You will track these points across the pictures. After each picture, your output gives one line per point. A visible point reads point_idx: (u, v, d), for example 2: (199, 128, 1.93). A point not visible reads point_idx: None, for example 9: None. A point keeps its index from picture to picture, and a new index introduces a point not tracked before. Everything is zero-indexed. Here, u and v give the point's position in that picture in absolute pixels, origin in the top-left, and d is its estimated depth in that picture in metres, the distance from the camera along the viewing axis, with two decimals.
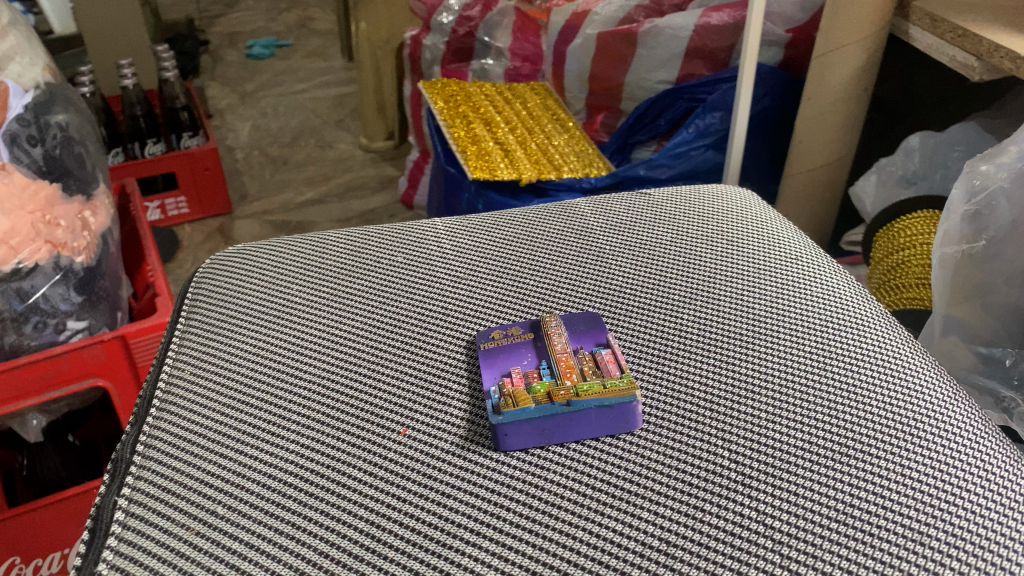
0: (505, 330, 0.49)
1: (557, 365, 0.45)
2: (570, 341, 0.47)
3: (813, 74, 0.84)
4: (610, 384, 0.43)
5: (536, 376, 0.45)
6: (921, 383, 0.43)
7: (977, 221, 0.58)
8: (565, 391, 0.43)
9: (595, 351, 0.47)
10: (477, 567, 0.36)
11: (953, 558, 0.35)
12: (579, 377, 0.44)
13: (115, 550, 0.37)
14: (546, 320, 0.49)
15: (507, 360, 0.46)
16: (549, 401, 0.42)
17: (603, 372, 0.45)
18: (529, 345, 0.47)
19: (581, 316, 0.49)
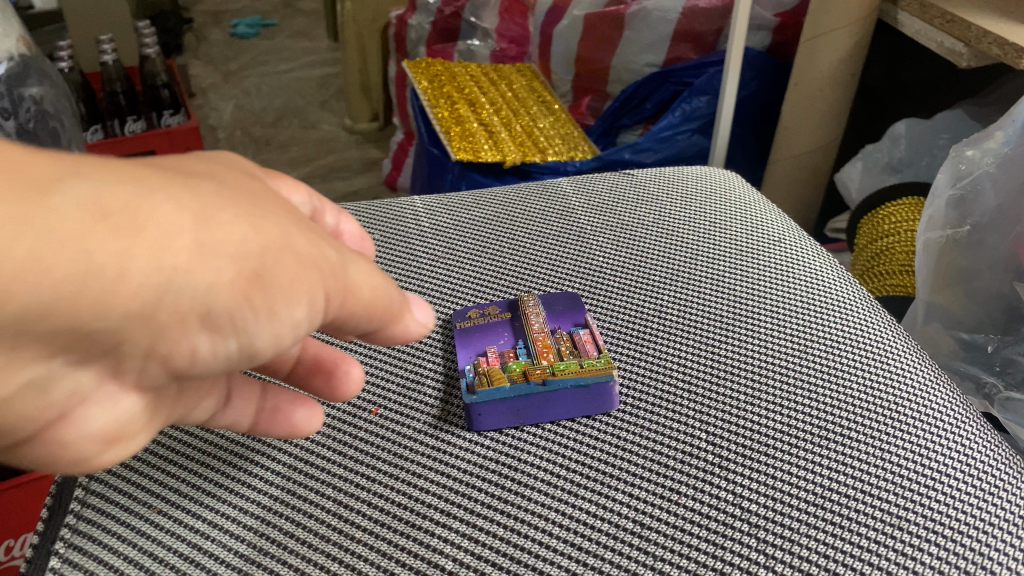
0: (482, 309, 0.47)
1: (534, 344, 0.44)
2: (548, 321, 0.46)
3: (800, 59, 0.83)
4: (587, 364, 0.42)
5: (512, 355, 0.44)
6: (904, 367, 0.43)
7: (961, 206, 0.58)
8: (541, 370, 0.42)
9: (574, 331, 0.46)
10: (445, 548, 0.35)
11: (932, 543, 0.34)
12: (556, 358, 0.43)
13: (73, 529, 0.36)
14: (523, 299, 0.48)
15: (483, 340, 0.45)
16: (525, 379, 0.41)
17: (581, 353, 0.44)
18: (507, 325, 0.46)
19: (559, 295, 0.49)
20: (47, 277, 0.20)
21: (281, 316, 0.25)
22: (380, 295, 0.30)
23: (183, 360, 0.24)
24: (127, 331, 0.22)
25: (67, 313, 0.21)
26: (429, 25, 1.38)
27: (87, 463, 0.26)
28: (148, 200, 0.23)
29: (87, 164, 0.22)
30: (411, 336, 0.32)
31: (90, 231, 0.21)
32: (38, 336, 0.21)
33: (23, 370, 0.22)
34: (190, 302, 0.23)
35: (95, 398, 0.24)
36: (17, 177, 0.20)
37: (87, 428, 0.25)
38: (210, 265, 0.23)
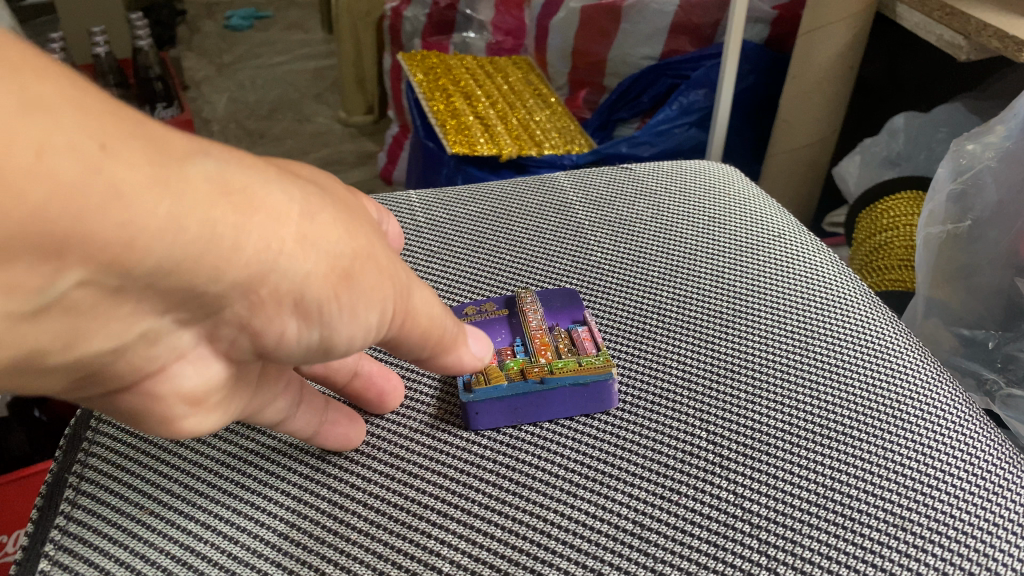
0: (478, 305, 0.47)
1: (532, 342, 0.43)
2: (546, 318, 0.46)
3: (797, 54, 0.82)
4: (586, 363, 0.41)
5: (509, 353, 0.43)
6: (906, 365, 0.42)
7: (962, 201, 0.57)
8: (539, 369, 0.41)
9: (573, 328, 0.45)
10: (442, 550, 0.34)
11: (936, 544, 0.34)
12: (554, 356, 0.42)
13: (63, 530, 0.35)
14: (520, 296, 0.47)
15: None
16: (523, 377, 0.41)
17: (579, 350, 0.43)
18: (504, 322, 0.46)
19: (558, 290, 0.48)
20: (175, 241, 0.23)
21: (359, 315, 0.29)
22: (438, 325, 0.34)
23: (271, 338, 0.28)
24: (227, 296, 0.25)
25: (185, 274, 0.24)
26: (425, 17, 1.36)
27: (170, 426, 0.29)
28: (262, 187, 0.26)
29: (214, 148, 0.25)
30: (463, 366, 0.37)
31: (215, 206, 0.24)
32: (155, 291, 0.24)
33: (134, 323, 0.25)
34: (287, 286, 0.26)
35: (190, 357, 0.28)
36: (161, 149, 0.23)
37: (179, 385, 0.28)
38: (309, 258, 0.26)
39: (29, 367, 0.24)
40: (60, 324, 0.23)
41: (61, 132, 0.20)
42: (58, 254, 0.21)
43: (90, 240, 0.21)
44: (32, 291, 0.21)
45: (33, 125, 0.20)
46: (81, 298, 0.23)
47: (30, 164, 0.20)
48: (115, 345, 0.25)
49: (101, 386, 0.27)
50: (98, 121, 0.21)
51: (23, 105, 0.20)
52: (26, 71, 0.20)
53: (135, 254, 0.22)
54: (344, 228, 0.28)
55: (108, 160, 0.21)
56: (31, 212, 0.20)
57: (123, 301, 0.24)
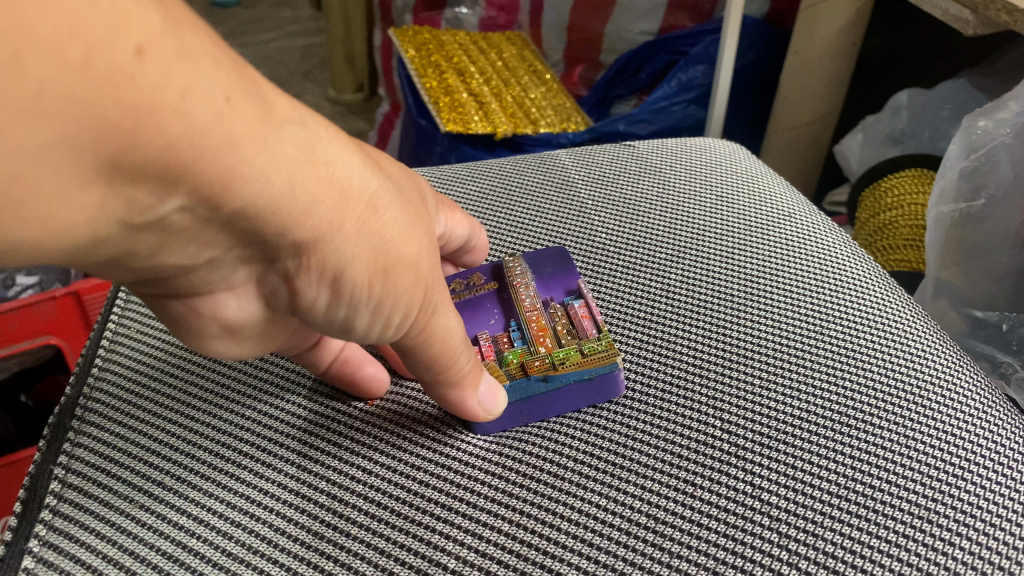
0: (466, 280, 0.44)
1: (529, 327, 0.42)
2: (540, 296, 0.44)
3: (800, 27, 0.80)
4: (590, 354, 0.39)
5: (507, 342, 0.41)
6: (926, 349, 0.41)
7: (975, 177, 0.56)
8: (540, 363, 0.39)
9: (567, 303, 0.43)
10: (448, 546, 0.33)
11: (963, 538, 0.32)
12: (554, 344, 0.40)
13: (49, 525, 0.33)
14: (510, 268, 0.45)
15: (469, 320, 0.43)
16: (524, 374, 0.39)
17: (581, 334, 0.41)
18: (493, 298, 0.44)
19: (547, 250, 0.47)
20: (265, 187, 0.24)
21: (385, 308, 0.29)
22: (454, 359, 0.34)
23: (305, 300, 0.29)
24: (281, 248, 0.26)
25: (260, 220, 0.24)
26: None
27: (202, 338, 0.33)
28: (345, 168, 0.26)
29: (311, 121, 0.25)
30: (465, 413, 0.36)
31: (299, 175, 0.24)
32: (238, 227, 0.25)
33: (209, 253, 0.26)
34: (334, 258, 0.27)
35: (237, 291, 0.29)
36: (267, 111, 0.24)
37: (220, 309, 0.30)
38: (359, 244, 0.27)
39: (118, 264, 0.25)
40: (154, 240, 0.24)
41: (202, 80, 0.21)
42: (173, 181, 0.22)
43: (199, 177, 0.22)
44: (143, 208, 0.22)
45: (185, 70, 0.21)
46: (179, 222, 0.24)
47: (174, 104, 0.21)
48: (186, 266, 0.26)
49: (158, 289, 0.29)
50: (229, 78, 0.22)
51: (178, 52, 0.21)
52: (182, 25, 0.21)
53: (231, 194, 0.23)
54: (402, 229, 0.29)
55: (230, 111, 0.22)
56: (165, 146, 0.21)
57: (208, 233, 0.25)
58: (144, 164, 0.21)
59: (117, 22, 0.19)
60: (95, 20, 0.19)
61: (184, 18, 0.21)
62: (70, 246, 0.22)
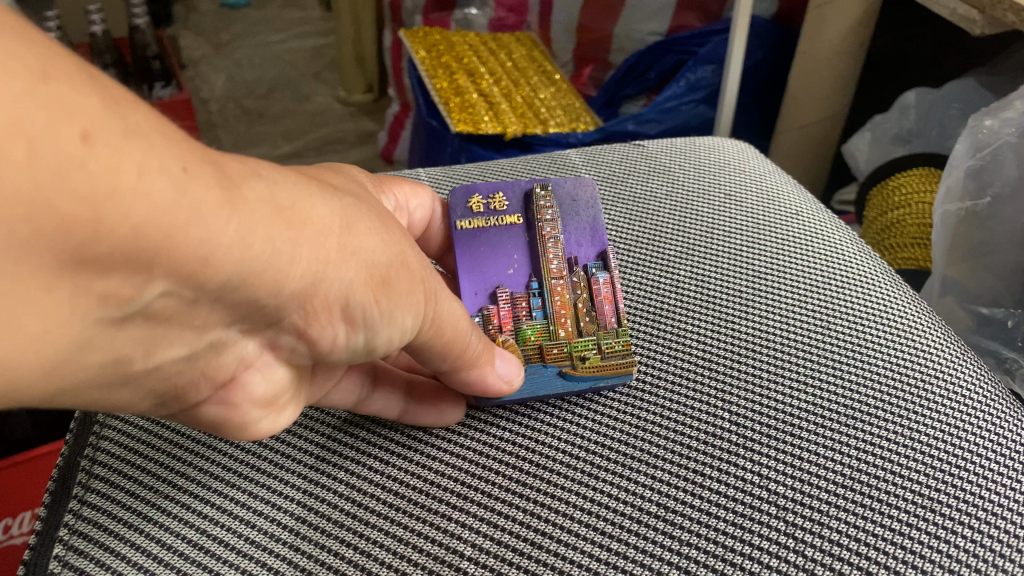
0: (487, 198, 0.45)
1: (552, 302, 0.43)
2: (567, 250, 0.44)
3: (807, 27, 0.80)
4: (608, 360, 0.41)
5: (525, 307, 0.43)
6: (930, 343, 0.42)
7: (981, 176, 0.57)
8: (558, 351, 0.42)
9: (591, 269, 0.44)
10: (466, 534, 0.34)
11: (965, 526, 0.33)
12: (573, 332, 0.42)
13: (78, 514, 0.34)
14: (538, 206, 0.44)
15: (489, 260, 0.44)
16: (540, 361, 0.41)
17: (601, 324, 0.42)
18: (518, 237, 0.44)
19: (579, 187, 0.46)
20: (243, 255, 0.24)
21: (398, 318, 0.32)
22: (465, 341, 0.36)
23: (325, 342, 0.31)
24: (286, 306, 0.28)
25: (252, 286, 0.26)
26: None
27: (247, 429, 0.34)
28: (308, 203, 0.27)
29: (262, 169, 0.27)
30: (490, 389, 0.38)
31: (274, 226, 0.25)
32: (225, 302, 0.26)
33: (207, 332, 0.27)
34: (335, 291, 0.28)
35: (257, 366, 0.31)
36: (224, 173, 0.24)
37: (252, 392, 0.32)
38: (352, 269, 0.29)
39: (117, 375, 0.26)
40: (138, 333, 0.25)
41: (156, 156, 0.22)
42: (146, 267, 0.23)
43: (172, 259, 0.23)
44: (120, 301, 0.23)
45: (134, 150, 0.21)
46: (164, 308, 0.25)
47: (132, 185, 0.21)
48: (188, 352, 0.28)
49: (182, 403, 0.30)
50: (180, 149, 0.23)
51: (124, 130, 0.21)
52: (124, 105, 0.22)
53: (207, 271, 0.24)
54: (380, 238, 0.30)
55: (189, 181, 0.23)
56: (130, 232, 0.22)
57: (196, 313, 0.26)
58: (116, 250, 0.22)
59: (59, 113, 0.20)
60: (39, 114, 0.19)
61: (126, 97, 0.22)
62: (60, 349, 0.23)
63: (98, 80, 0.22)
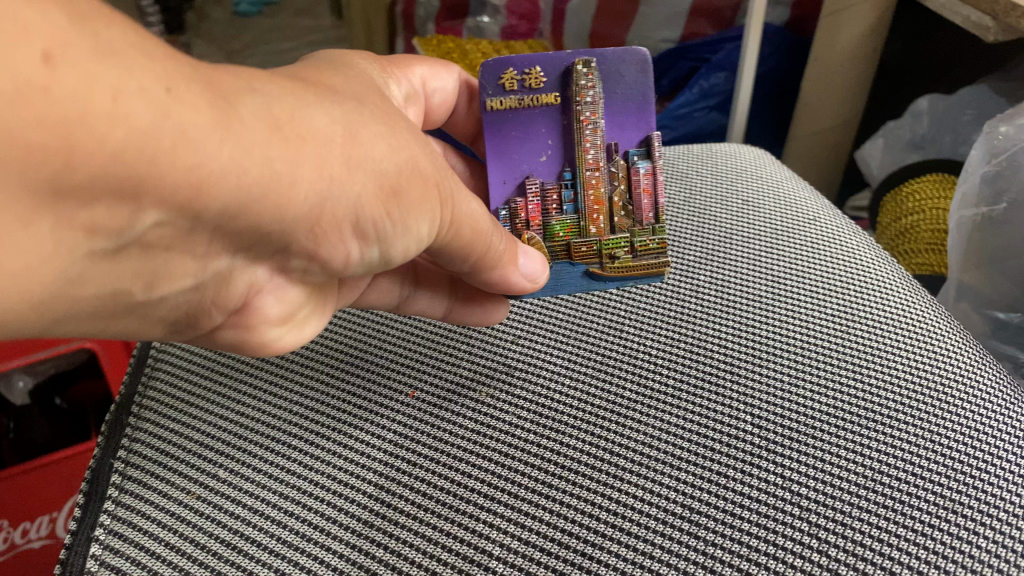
0: (522, 75, 0.43)
1: (585, 196, 0.44)
2: (607, 135, 0.44)
3: (822, 32, 0.80)
4: (639, 260, 0.45)
5: (556, 199, 0.44)
6: (949, 347, 0.42)
7: (995, 183, 0.57)
8: (586, 249, 0.45)
9: (632, 158, 0.44)
10: (493, 533, 0.34)
11: (987, 527, 0.33)
12: (606, 228, 0.45)
13: (113, 515, 0.35)
14: (578, 87, 0.43)
15: (520, 146, 0.44)
16: (567, 259, 0.45)
17: (637, 219, 0.45)
18: (553, 119, 0.43)
19: (628, 61, 0.43)
20: (242, 178, 0.25)
21: (411, 228, 0.33)
22: (488, 241, 0.38)
23: (338, 260, 0.32)
24: (294, 232, 0.29)
25: (254, 213, 0.27)
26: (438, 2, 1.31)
27: (270, 347, 0.37)
28: (304, 113, 0.27)
29: (260, 82, 0.26)
30: (513, 284, 0.41)
31: (270, 144, 0.25)
32: (225, 230, 0.27)
33: (210, 261, 0.29)
34: (343, 208, 0.29)
35: (266, 289, 0.34)
36: (217, 91, 0.24)
37: (266, 310, 0.35)
38: (363, 180, 0.29)
39: (113, 310, 0.28)
40: (132, 266, 0.26)
41: (133, 78, 0.22)
42: (132, 196, 0.23)
43: (160, 187, 0.23)
44: (112, 233, 0.24)
45: (107, 70, 0.21)
46: (160, 236, 0.26)
47: (107, 109, 0.21)
48: (195, 282, 0.30)
49: (201, 326, 0.33)
50: (162, 67, 0.23)
51: (94, 49, 0.21)
52: (93, 21, 0.21)
53: (203, 197, 0.25)
54: (389, 145, 0.31)
55: (173, 103, 0.23)
56: (108, 157, 0.22)
57: (194, 240, 0.27)
58: (97, 180, 0.22)
59: (15, 32, 0.19)
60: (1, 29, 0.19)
61: (101, 14, 0.22)
62: (51, 281, 0.24)
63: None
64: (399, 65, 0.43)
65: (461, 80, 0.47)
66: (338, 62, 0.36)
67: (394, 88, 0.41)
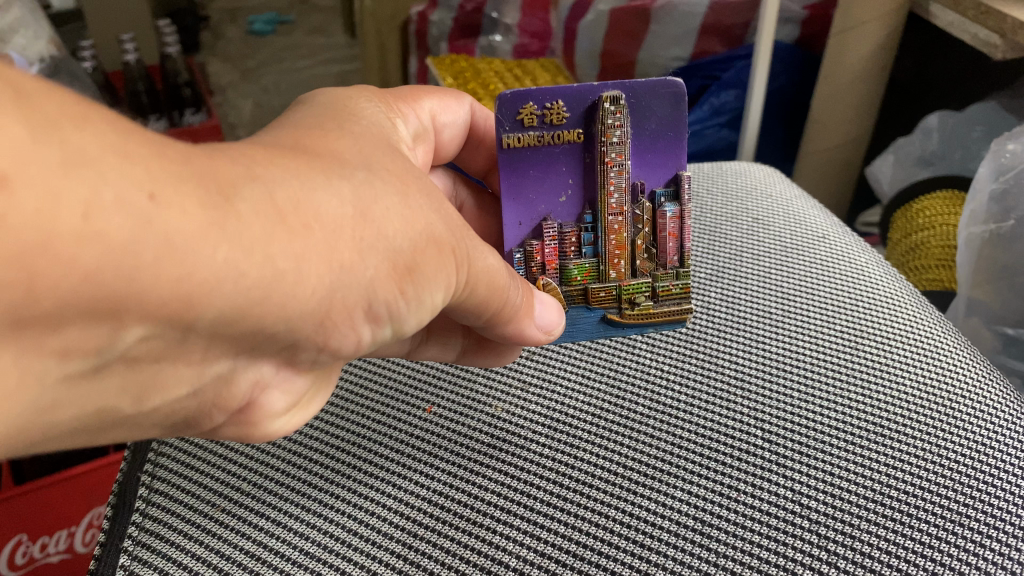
0: (543, 109, 0.42)
1: (606, 239, 0.45)
2: (632, 175, 0.45)
3: (830, 53, 0.81)
4: (660, 306, 0.47)
5: (575, 242, 0.45)
6: (958, 363, 0.43)
7: (1004, 201, 0.58)
8: (605, 293, 0.46)
9: (658, 200, 0.45)
10: (509, 545, 0.35)
11: (993, 539, 0.34)
12: (625, 273, 0.46)
13: (140, 526, 0.36)
14: (606, 126, 0.43)
15: (539, 189, 0.44)
16: (584, 303, 0.46)
17: (661, 262, 0.46)
18: (577, 157, 0.44)
19: (661, 95, 0.43)
20: (237, 284, 0.24)
21: (425, 301, 0.33)
22: (504, 297, 0.38)
23: (349, 346, 0.32)
24: (301, 327, 0.28)
25: (256, 314, 0.26)
26: (451, 21, 1.31)
27: (262, 435, 0.36)
28: (311, 198, 0.27)
29: (261, 171, 0.26)
30: (528, 336, 0.41)
31: (272, 238, 0.25)
32: (222, 336, 0.26)
33: (208, 367, 0.28)
34: (354, 297, 0.29)
35: (272, 385, 0.33)
36: (209, 185, 0.24)
37: (271, 403, 0.34)
38: (374, 258, 0.29)
39: (103, 424, 0.27)
40: (116, 385, 0.26)
41: (108, 186, 0.21)
42: (115, 315, 0.22)
43: (144, 303, 0.23)
44: (83, 355, 0.23)
45: (78, 185, 0.20)
46: (146, 350, 0.25)
47: (77, 227, 0.20)
48: (191, 389, 0.28)
49: (200, 428, 0.32)
50: (149, 169, 0.22)
51: (62, 161, 0.20)
52: (63, 125, 0.20)
53: (194, 310, 0.24)
54: (402, 220, 0.30)
55: (157, 210, 0.22)
56: (83, 275, 0.21)
57: (189, 350, 0.26)
58: (67, 307, 0.21)
59: None
60: None
61: (74, 115, 0.21)
62: (18, 411, 0.23)
63: (28, 103, 0.20)
64: (407, 99, 0.43)
65: (471, 111, 0.48)
66: (343, 110, 0.36)
67: (402, 127, 0.41)
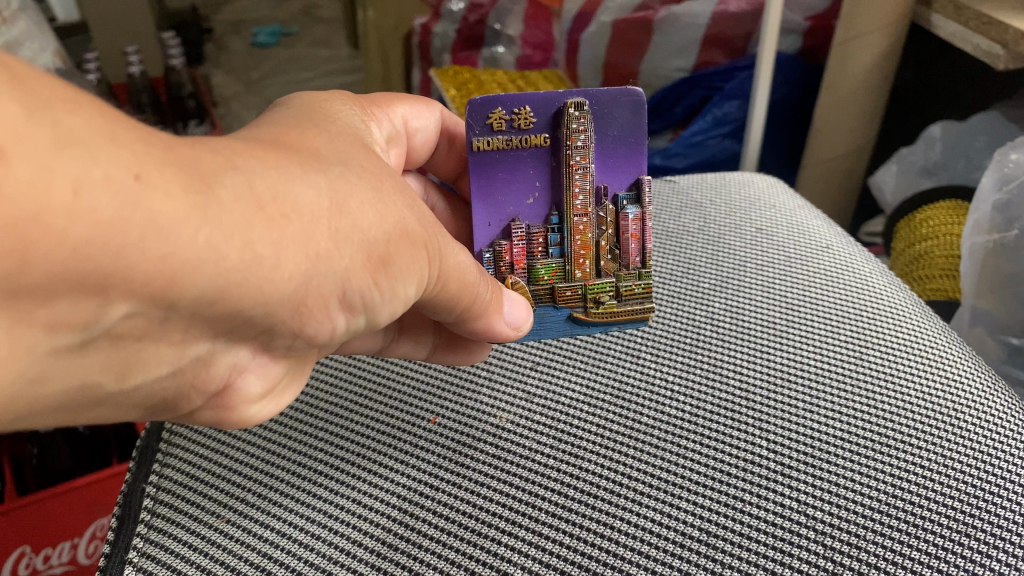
0: (511, 114, 0.43)
1: (572, 240, 0.46)
2: (597, 178, 0.45)
3: (833, 63, 0.82)
4: (625, 305, 0.47)
5: (542, 242, 0.45)
6: (961, 373, 0.43)
7: (1007, 210, 0.58)
8: (571, 293, 0.47)
9: (621, 202, 0.45)
10: (513, 556, 0.35)
11: (999, 550, 0.34)
12: (590, 273, 0.46)
13: (145, 538, 0.36)
14: (568, 130, 0.43)
15: (507, 191, 0.45)
16: (551, 302, 0.47)
17: (624, 262, 0.47)
18: (543, 161, 0.44)
19: (621, 101, 0.44)
20: (219, 266, 0.24)
21: (399, 294, 0.33)
22: (473, 294, 0.38)
23: (326, 334, 0.32)
24: (278, 313, 0.28)
25: (234, 298, 0.26)
26: (454, 33, 1.32)
27: (246, 421, 0.36)
28: (292, 190, 0.27)
29: (243, 162, 0.26)
30: (499, 331, 0.42)
31: (253, 224, 0.25)
32: (202, 317, 0.26)
33: (188, 347, 0.28)
34: (331, 286, 0.29)
35: (248, 368, 0.33)
36: (194, 172, 0.24)
37: (248, 389, 0.34)
38: (346, 249, 0.29)
39: (91, 401, 0.27)
40: (101, 358, 0.25)
41: (98, 166, 0.21)
42: (101, 290, 0.22)
43: (129, 280, 0.23)
44: (78, 327, 0.23)
45: (66, 162, 0.20)
46: (131, 327, 0.25)
47: (68, 204, 0.20)
48: (172, 369, 0.28)
49: (181, 410, 0.32)
50: (133, 152, 0.22)
51: (55, 140, 0.20)
52: (56, 107, 0.21)
53: (178, 288, 0.24)
54: (376, 212, 0.31)
55: (143, 190, 0.22)
56: (68, 255, 0.21)
57: (170, 330, 0.26)
58: (56, 280, 0.21)
59: None
60: None
61: (65, 99, 0.21)
62: (11, 383, 0.23)
63: (23, 86, 0.20)
64: (381, 104, 0.44)
65: (444, 116, 0.49)
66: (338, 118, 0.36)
67: (376, 130, 0.41)
